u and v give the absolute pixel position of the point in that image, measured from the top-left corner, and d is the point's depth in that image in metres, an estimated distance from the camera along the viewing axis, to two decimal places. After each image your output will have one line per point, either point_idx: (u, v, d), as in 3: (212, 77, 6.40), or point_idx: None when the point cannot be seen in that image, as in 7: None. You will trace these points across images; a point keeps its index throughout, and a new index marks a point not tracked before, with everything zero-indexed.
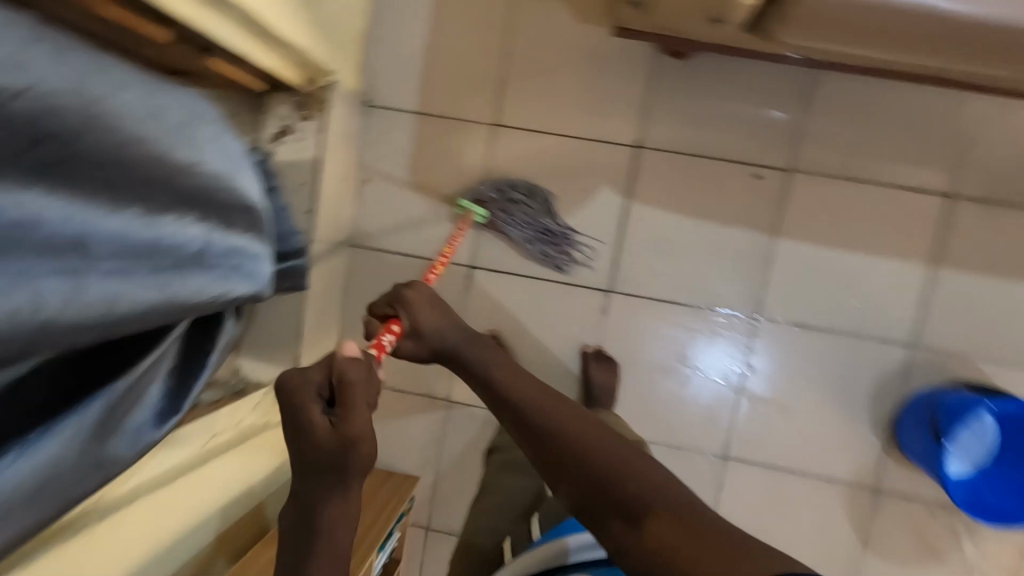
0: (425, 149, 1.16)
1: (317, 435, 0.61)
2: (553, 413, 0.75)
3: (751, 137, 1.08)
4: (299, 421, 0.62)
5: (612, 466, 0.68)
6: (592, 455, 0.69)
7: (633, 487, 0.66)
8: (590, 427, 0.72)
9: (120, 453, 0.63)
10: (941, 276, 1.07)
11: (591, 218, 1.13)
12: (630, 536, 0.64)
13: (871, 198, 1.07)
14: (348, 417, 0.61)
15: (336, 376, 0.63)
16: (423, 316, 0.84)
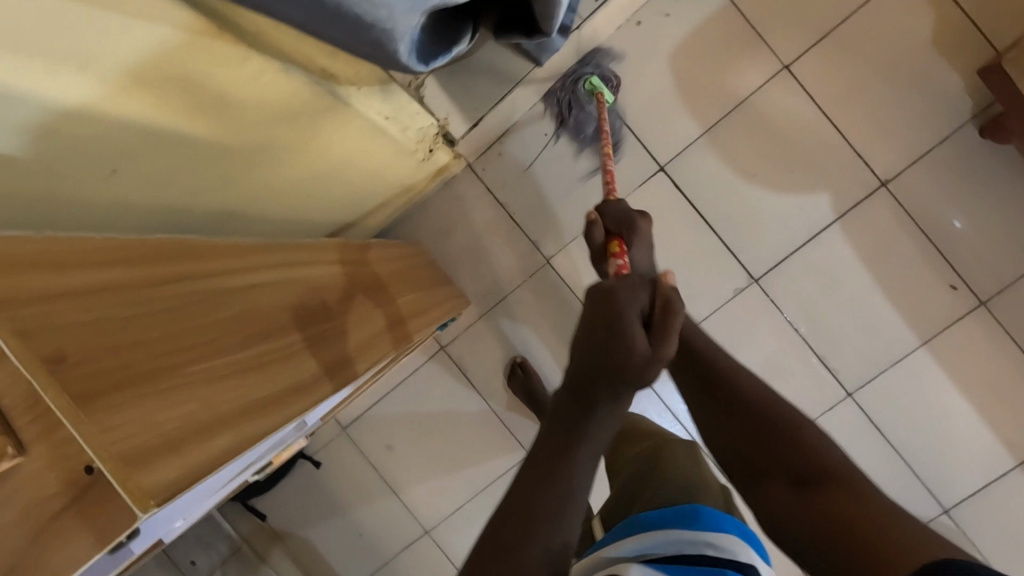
0: (708, 37, 1.08)
1: (645, 356, 0.54)
2: (753, 392, 0.68)
3: (977, 251, 1.06)
4: (622, 330, 0.55)
5: (767, 404, 0.67)
6: (732, 394, 0.69)
7: (802, 431, 0.63)
8: (732, 373, 0.71)
9: (416, 64, 0.61)
10: (1017, 478, 1.07)
11: (792, 212, 1.10)
12: (788, 492, 0.60)
13: (1022, 376, 1.06)
14: (661, 345, 0.55)
15: (665, 300, 0.58)
16: (642, 254, 0.71)
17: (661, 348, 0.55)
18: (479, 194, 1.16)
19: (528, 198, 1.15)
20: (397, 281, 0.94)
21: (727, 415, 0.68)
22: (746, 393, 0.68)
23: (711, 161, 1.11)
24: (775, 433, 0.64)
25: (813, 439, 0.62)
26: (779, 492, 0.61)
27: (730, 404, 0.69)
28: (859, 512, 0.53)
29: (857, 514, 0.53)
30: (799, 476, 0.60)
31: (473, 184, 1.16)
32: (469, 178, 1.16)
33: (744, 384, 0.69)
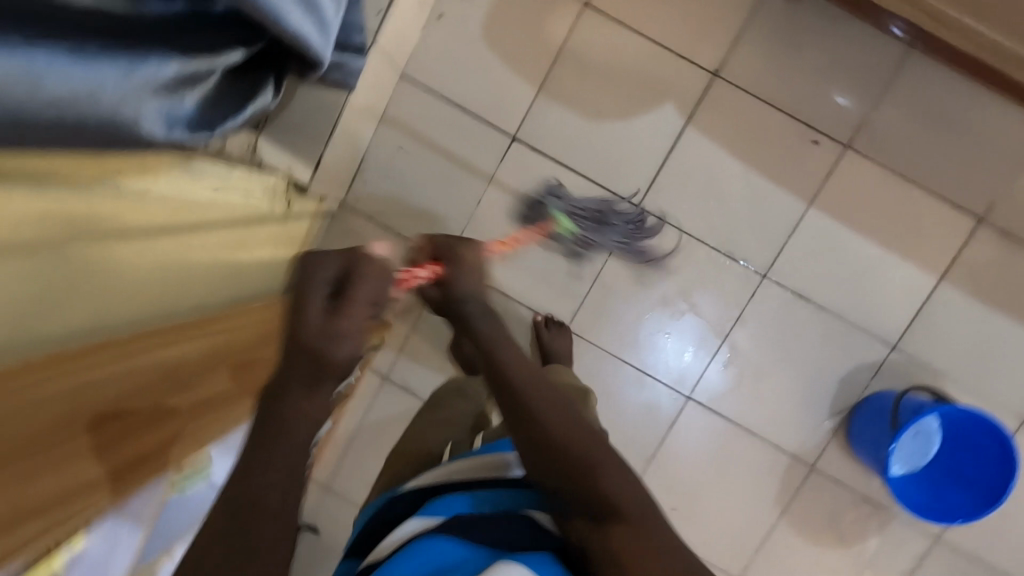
0: (508, 4, 1.12)
1: (335, 349, 0.54)
2: (555, 423, 0.61)
3: (824, 102, 1.09)
4: (297, 324, 0.54)
5: (580, 444, 0.60)
6: (551, 435, 0.60)
7: (609, 481, 0.58)
8: (560, 409, 0.62)
9: (188, 137, 0.67)
10: (942, 292, 1.11)
11: (647, 130, 1.13)
12: (584, 524, 0.58)
13: (910, 199, 1.10)
14: (347, 315, 0.55)
15: (348, 274, 0.57)
16: (465, 280, 0.69)
17: (337, 338, 0.54)
18: (361, 225, 1.19)
19: (407, 210, 1.18)
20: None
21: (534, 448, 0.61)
22: (562, 428, 0.61)
23: (555, 113, 1.14)
24: (573, 465, 0.59)
25: (616, 476, 0.59)
26: (581, 526, 0.58)
27: (525, 416, 0.62)
28: (636, 545, 0.55)
29: (638, 553, 0.54)
30: (591, 507, 0.57)
31: (350, 219, 1.19)
32: (346, 214, 1.19)
33: (551, 408, 0.62)
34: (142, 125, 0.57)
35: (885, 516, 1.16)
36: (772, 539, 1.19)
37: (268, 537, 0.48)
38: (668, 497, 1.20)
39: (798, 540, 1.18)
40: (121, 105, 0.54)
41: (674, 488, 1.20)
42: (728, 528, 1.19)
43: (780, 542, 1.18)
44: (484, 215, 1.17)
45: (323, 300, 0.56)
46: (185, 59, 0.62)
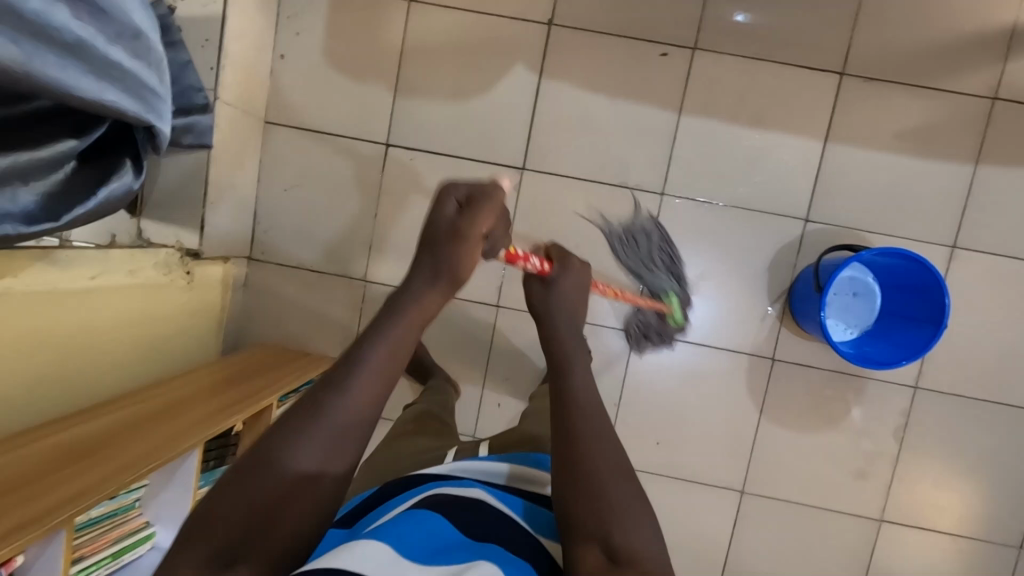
0: (338, 24, 1.15)
1: (457, 244, 0.61)
2: (603, 454, 0.57)
3: (658, 14, 1.11)
4: (433, 219, 0.63)
5: (624, 489, 0.55)
6: (593, 468, 0.56)
7: (637, 535, 0.52)
8: (611, 449, 0.58)
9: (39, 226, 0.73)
10: (834, 152, 1.12)
11: (507, 96, 1.15)
12: (596, 560, 0.50)
13: (771, 77, 1.12)
14: (472, 221, 0.62)
15: (476, 196, 0.64)
16: (569, 277, 0.80)
17: (462, 224, 0.62)
18: (274, 272, 1.21)
19: (313, 247, 1.20)
20: (233, 373, 1.03)
21: (568, 459, 0.57)
22: (602, 465, 0.56)
23: (418, 109, 1.17)
24: (608, 508, 0.53)
25: (642, 537, 0.52)
26: (591, 561, 0.50)
27: (574, 423, 0.60)
28: None
29: None
30: (614, 546, 0.51)
31: (262, 271, 1.21)
32: (258, 268, 1.21)
33: (603, 444, 0.58)
34: None
35: (859, 383, 1.15)
36: (761, 440, 1.18)
37: (280, 473, 0.47)
38: (650, 432, 1.20)
39: (786, 434, 1.17)
40: None
41: (652, 421, 1.20)
42: (716, 442, 1.19)
43: (770, 442, 1.18)
44: (385, 226, 1.19)
45: (454, 213, 0.63)
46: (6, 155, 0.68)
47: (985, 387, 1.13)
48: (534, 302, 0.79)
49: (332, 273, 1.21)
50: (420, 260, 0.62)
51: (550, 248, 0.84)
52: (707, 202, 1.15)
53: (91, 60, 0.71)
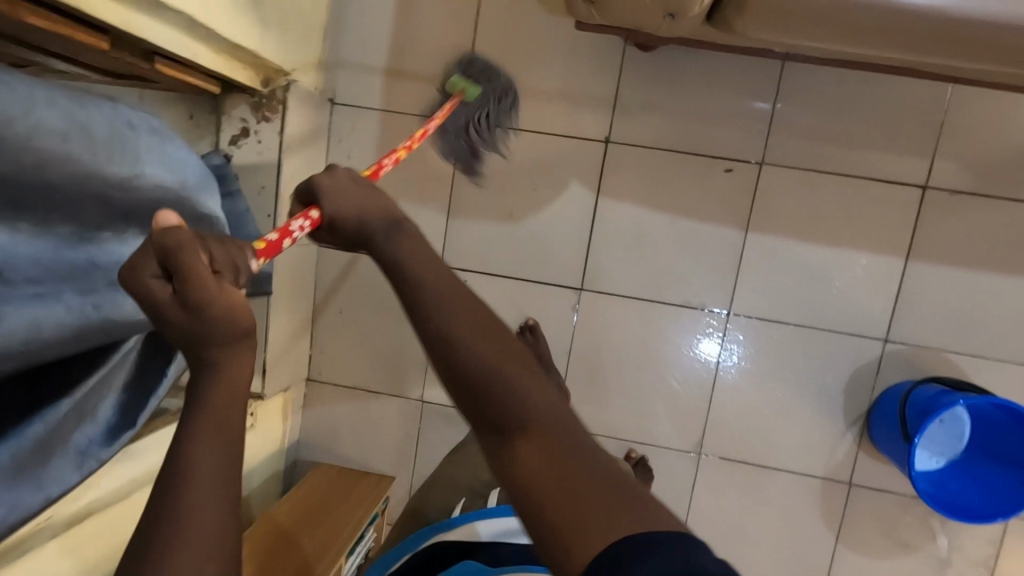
0: (389, 147, 1.14)
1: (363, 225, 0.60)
2: (463, 325, 0.50)
3: (721, 127, 1.06)
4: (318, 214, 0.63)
5: (500, 373, 0.47)
6: (468, 348, 0.48)
7: (530, 398, 0.46)
8: (479, 334, 0.50)
9: (125, 436, 0.73)
10: (914, 269, 1.05)
11: (562, 215, 1.12)
12: (493, 453, 0.45)
13: (844, 190, 1.05)
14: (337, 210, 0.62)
15: (229, 232, 0.50)
16: (338, 172, 0.64)
17: (325, 209, 0.62)
18: (332, 393, 1.21)
19: (368, 368, 1.20)
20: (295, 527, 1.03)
21: (436, 357, 0.49)
22: (469, 353, 0.48)
23: (469, 229, 1.14)
24: (483, 383, 0.47)
25: (528, 396, 0.46)
26: (504, 461, 0.44)
27: (420, 319, 0.51)
28: (561, 492, 0.41)
29: (547, 489, 0.41)
30: (509, 429, 0.45)
31: (319, 392, 1.21)
32: (315, 389, 1.21)
33: (461, 323, 0.50)
34: (66, 463, 0.64)
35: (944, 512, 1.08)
36: (836, 565, 1.13)
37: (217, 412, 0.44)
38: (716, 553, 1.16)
39: (862, 560, 1.12)
40: (38, 460, 0.61)
41: (718, 543, 1.15)
42: (787, 568, 1.14)
43: (844, 567, 1.12)
44: None
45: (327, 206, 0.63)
46: (92, 379, 0.67)
47: None
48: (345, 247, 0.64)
49: (388, 394, 1.20)
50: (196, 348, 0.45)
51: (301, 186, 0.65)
52: (776, 320, 1.09)
53: None
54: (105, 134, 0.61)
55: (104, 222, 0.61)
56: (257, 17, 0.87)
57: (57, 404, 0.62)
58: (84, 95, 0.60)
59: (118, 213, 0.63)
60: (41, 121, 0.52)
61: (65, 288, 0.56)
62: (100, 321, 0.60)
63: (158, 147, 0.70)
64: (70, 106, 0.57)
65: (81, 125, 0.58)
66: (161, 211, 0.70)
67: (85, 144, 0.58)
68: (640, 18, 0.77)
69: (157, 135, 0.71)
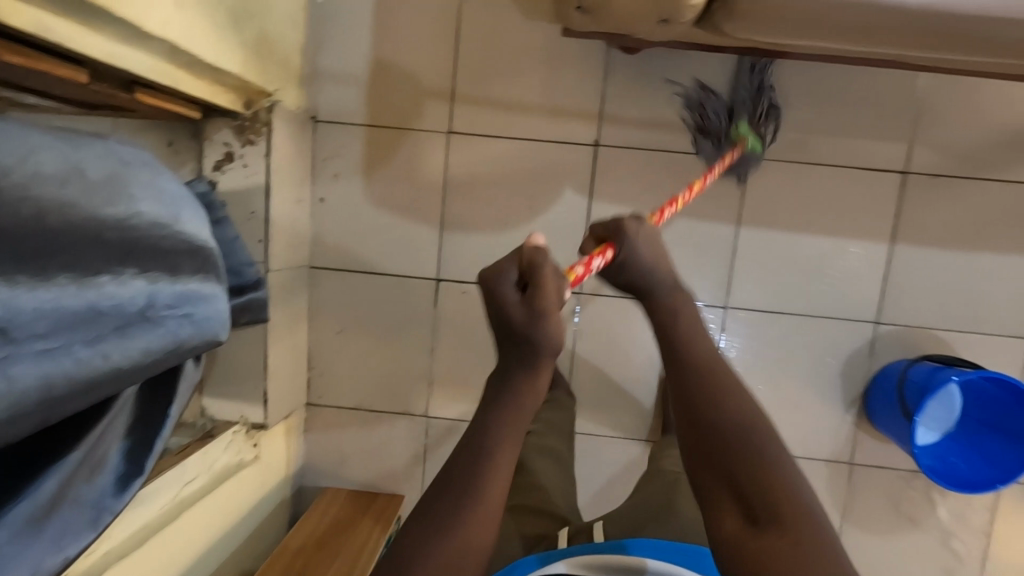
0: (376, 162, 1.12)
1: (539, 313, 0.60)
2: (727, 425, 0.56)
3: (708, 125, 1.07)
4: (499, 307, 0.62)
5: (762, 455, 0.54)
6: (722, 418, 0.57)
7: (794, 496, 0.52)
8: (748, 424, 0.56)
9: (135, 484, 0.70)
10: (900, 253, 1.08)
11: (557, 221, 1.11)
12: (737, 527, 0.52)
13: (830, 179, 1.08)
14: (541, 296, 0.60)
15: (532, 268, 0.62)
16: (638, 249, 0.68)
17: (508, 294, 0.62)
18: (333, 416, 1.18)
19: (371, 388, 1.17)
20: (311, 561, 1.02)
21: (688, 418, 0.58)
22: (727, 421, 0.56)
23: (464, 241, 1.13)
24: (750, 464, 0.54)
25: (778, 481, 0.53)
26: (730, 527, 0.52)
27: (695, 399, 0.59)
28: None
29: None
30: (751, 511, 0.52)
31: (320, 417, 1.18)
32: (315, 414, 1.18)
33: (724, 409, 0.57)
34: (77, 521, 0.61)
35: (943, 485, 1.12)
36: (845, 545, 1.15)
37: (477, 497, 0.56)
38: None
39: (871, 538, 1.15)
40: (50, 519, 0.57)
41: None
42: None
43: (854, 547, 1.15)
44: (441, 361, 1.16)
45: (519, 294, 0.62)
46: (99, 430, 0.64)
47: None
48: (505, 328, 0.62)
49: (393, 412, 1.18)
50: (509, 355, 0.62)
51: (526, 253, 0.63)
52: (773, 311, 1.11)
53: (167, 311, 0.68)
54: (96, 171, 0.59)
55: (103, 263, 0.58)
56: (238, 38, 0.84)
57: (61, 459, 0.59)
58: (66, 133, 0.58)
59: (116, 252, 0.60)
60: (28, 166, 0.50)
61: (70, 341, 0.53)
62: (106, 368, 0.57)
63: (149, 180, 0.67)
64: (56, 147, 0.54)
65: (71, 166, 0.55)
66: (157, 246, 0.67)
67: (76, 186, 0.55)
68: (632, 27, 0.78)
69: (147, 167, 0.68)
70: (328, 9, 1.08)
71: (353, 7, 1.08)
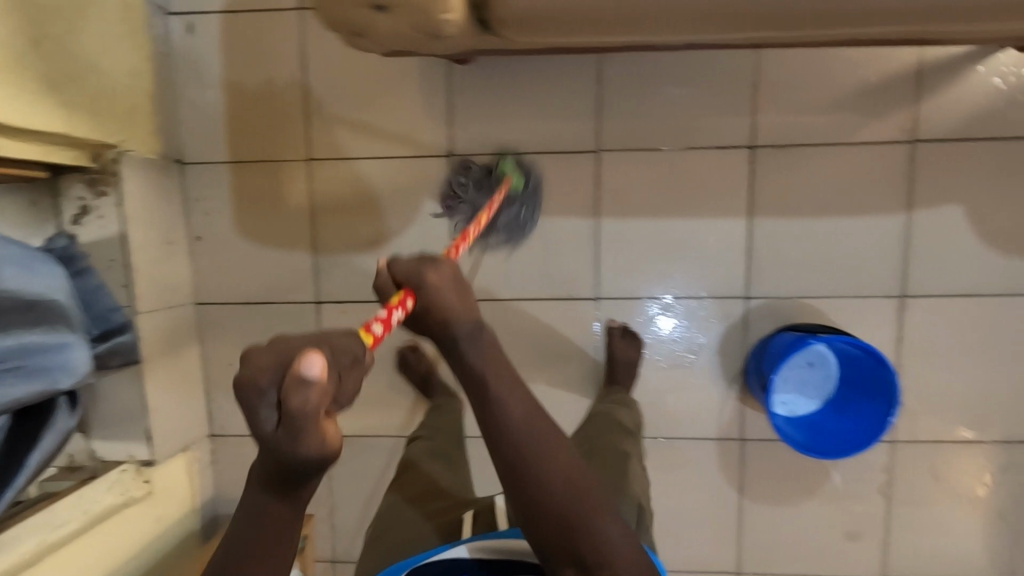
0: (244, 196, 1.16)
1: (299, 445, 0.48)
2: (553, 487, 0.66)
3: (554, 123, 1.10)
4: (252, 424, 0.48)
5: (591, 510, 0.67)
6: (549, 482, 0.66)
7: (617, 540, 0.68)
8: (566, 485, 0.66)
9: None
10: (760, 226, 1.09)
11: (423, 233, 1.14)
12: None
13: (679, 162, 1.09)
14: (294, 437, 0.47)
15: (289, 395, 0.45)
16: (441, 302, 0.67)
17: (268, 423, 0.47)
18: (236, 444, 1.22)
19: None
20: None
21: (515, 477, 0.66)
22: (556, 485, 0.66)
23: (338, 262, 1.16)
24: (579, 526, 0.66)
25: (606, 533, 0.67)
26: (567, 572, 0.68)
27: (516, 461, 0.66)
28: None
29: None
30: (583, 566, 0.68)
31: (224, 445, 1.22)
32: (220, 443, 1.22)
33: (552, 471, 0.66)
34: None
35: None
36: (745, 519, 1.16)
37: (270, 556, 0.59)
38: None
39: (771, 510, 1.15)
40: None
41: None
42: (701, 530, 1.17)
43: (754, 520, 1.16)
44: None
45: (275, 415, 0.47)
46: None
47: (960, 429, 1.11)
48: (261, 446, 0.49)
49: None
50: (271, 473, 0.53)
51: (401, 272, 0.68)
52: (644, 297, 1.13)
53: None
54: None
55: None
56: (61, 100, 0.89)
57: None
58: None
59: None
60: None
61: None
62: None
63: None
64: None
65: None
66: None
67: None
68: (409, 44, 0.80)
69: None
70: (178, 56, 1.12)
71: (202, 51, 1.12)
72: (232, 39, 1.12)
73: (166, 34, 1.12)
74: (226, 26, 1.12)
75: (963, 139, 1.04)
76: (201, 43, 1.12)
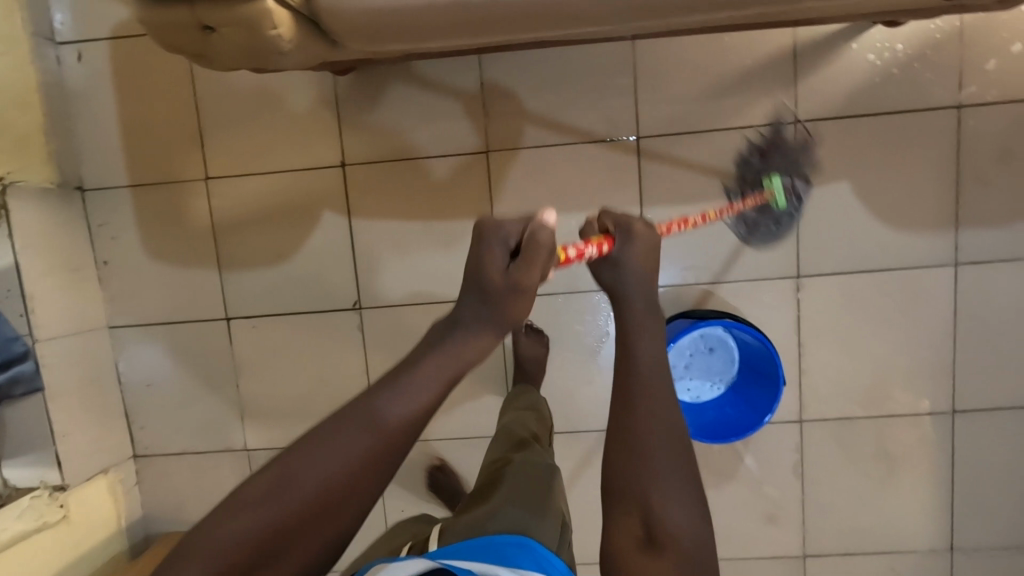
0: (147, 218, 1.17)
1: (522, 282, 0.56)
2: (656, 431, 0.54)
3: (442, 127, 1.11)
4: (480, 263, 0.57)
5: (656, 468, 0.53)
6: (647, 422, 0.55)
7: (683, 520, 0.51)
8: (663, 430, 0.55)
9: None
10: (652, 216, 1.10)
11: (324, 244, 1.15)
12: (635, 558, 0.50)
13: (568, 157, 1.10)
14: (524, 270, 0.56)
15: (527, 238, 0.58)
16: (634, 248, 0.64)
17: (519, 273, 0.56)
18: (158, 464, 1.23)
19: (187, 432, 1.22)
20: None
21: (614, 419, 0.56)
22: (657, 426, 0.55)
23: (244, 277, 1.17)
24: (644, 481, 0.53)
25: (687, 504, 0.52)
26: (631, 553, 0.51)
27: (630, 395, 0.56)
28: None
29: None
30: (648, 529, 0.51)
31: (147, 466, 1.23)
32: (142, 464, 1.23)
33: (643, 407, 0.55)
34: None
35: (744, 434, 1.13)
36: None
37: (318, 473, 0.48)
38: None
39: None
40: None
41: None
42: None
43: None
44: (248, 394, 1.20)
45: (506, 262, 0.58)
46: None
47: (867, 405, 1.11)
48: (485, 290, 0.57)
49: (212, 451, 1.22)
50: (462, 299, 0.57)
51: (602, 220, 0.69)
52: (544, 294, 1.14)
53: None
54: None
55: None
56: None
57: None
58: None
59: None
60: None
61: None
62: None
63: None
64: None
65: None
66: None
67: None
68: (258, 60, 0.80)
69: None
70: (71, 85, 1.14)
71: (93, 79, 1.14)
72: (122, 64, 1.13)
73: (57, 64, 1.13)
74: (114, 52, 1.13)
75: (841, 117, 1.05)
76: (92, 71, 1.14)
